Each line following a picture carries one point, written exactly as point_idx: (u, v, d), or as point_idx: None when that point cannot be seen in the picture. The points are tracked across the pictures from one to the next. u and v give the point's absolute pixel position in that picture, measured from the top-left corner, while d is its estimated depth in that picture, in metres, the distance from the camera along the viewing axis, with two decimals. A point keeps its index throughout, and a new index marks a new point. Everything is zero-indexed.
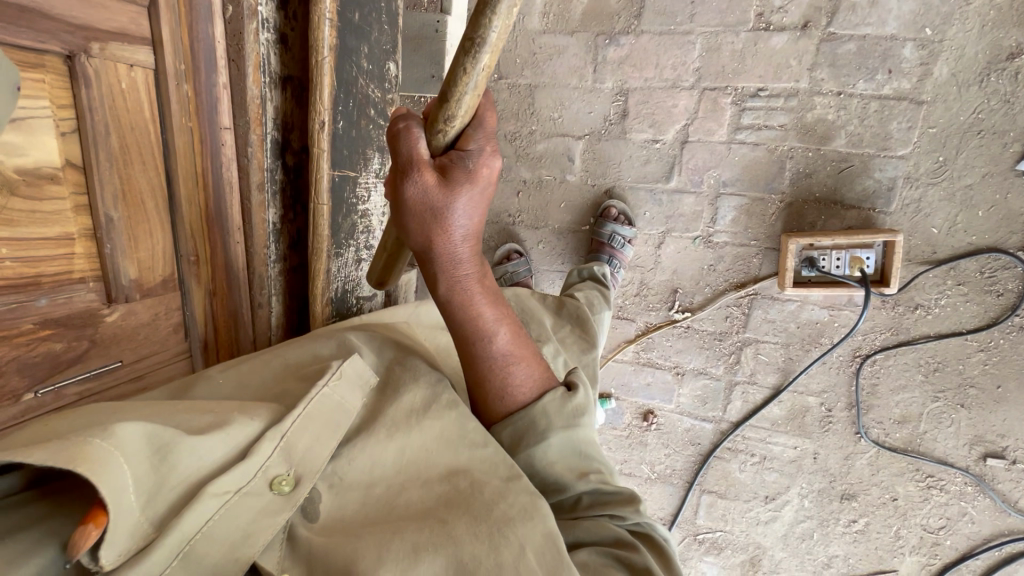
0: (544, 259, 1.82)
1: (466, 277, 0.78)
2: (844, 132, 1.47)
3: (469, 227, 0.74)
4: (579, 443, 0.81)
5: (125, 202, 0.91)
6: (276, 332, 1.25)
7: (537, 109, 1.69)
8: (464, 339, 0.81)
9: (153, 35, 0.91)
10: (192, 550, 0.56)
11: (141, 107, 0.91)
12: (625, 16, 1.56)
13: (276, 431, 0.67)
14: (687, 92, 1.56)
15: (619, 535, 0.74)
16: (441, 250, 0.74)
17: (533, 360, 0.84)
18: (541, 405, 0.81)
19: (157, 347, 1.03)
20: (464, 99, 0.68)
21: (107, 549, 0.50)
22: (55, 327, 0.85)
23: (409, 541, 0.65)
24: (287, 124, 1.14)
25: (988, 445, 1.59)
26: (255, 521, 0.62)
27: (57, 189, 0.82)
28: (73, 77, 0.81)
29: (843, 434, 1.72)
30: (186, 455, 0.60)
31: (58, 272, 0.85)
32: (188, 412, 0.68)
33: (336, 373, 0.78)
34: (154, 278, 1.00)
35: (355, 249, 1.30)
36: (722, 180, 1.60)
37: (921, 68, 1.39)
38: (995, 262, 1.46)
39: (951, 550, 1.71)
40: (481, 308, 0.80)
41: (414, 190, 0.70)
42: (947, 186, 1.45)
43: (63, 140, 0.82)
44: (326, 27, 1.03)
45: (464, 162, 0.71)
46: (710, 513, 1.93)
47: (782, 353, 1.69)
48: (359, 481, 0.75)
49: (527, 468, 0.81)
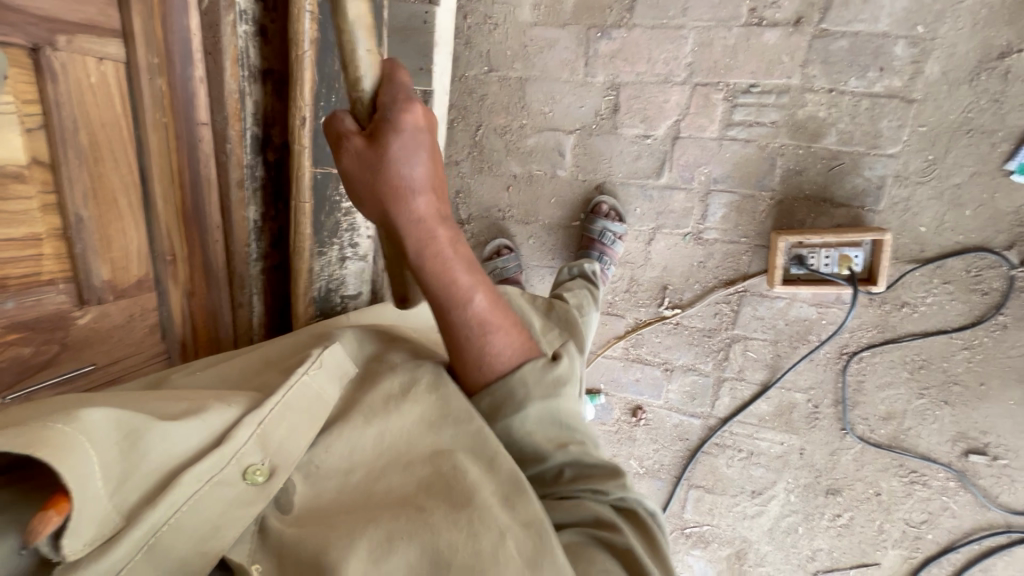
0: (535, 254, 1.81)
1: (433, 238, 0.74)
2: (835, 129, 1.47)
3: (421, 181, 0.72)
4: (558, 412, 0.80)
5: (95, 200, 0.89)
6: (258, 333, 1.23)
7: (527, 103, 1.67)
8: (440, 309, 0.78)
9: (124, 28, 0.88)
10: (160, 540, 0.55)
11: (112, 101, 0.88)
12: (618, 8, 1.54)
13: (253, 419, 0.66)
14: (679, 87, 1.54)
15: (599, 515, 0.73)
16: (400, 209, 0.72)
17: (512, 328, 0.81)
18: (520, 374, 0.79)
19: (134, 349, 1.02)
20: (361, 58, 0.72)
21: (69, 539, 0.48)
22: (24, 331, 0.83)
23: (384, 530, 0.64)
24: (267, 120, 1.11)
25: (970, 442, 1.61)
26: (226, 513, 0.60)
27: (23, 188, 0.79)
28: (39, 71, 0.78)
29: (830, 430, 1.73)
30: (156, 442, 0.58)
31: (26, 274, 0.82)
32: (160, 400, 0.66)
33: (315, 363, 0.78)
34: (128, 279, 0.97)
35: (339, 247, 1.25)
36: (713, 176, 1.59)
37: (913, 66, 1.39)
38: (981, 261, 1.47)
39: (933, 544, 1.74)
40: (454, 272, 0.76)
41: (349, 157, 0.71)
42: (936, 185, 1.45)
43: (28, 138, 0.79)
44: (306, 20, 1.01)
45: (388, 115, 0.70)
46: (698, 508, 1.94)
47: (771, 350, 1.70)
48: (337, 469, 0.74)
49: (505, 438, 0.80)
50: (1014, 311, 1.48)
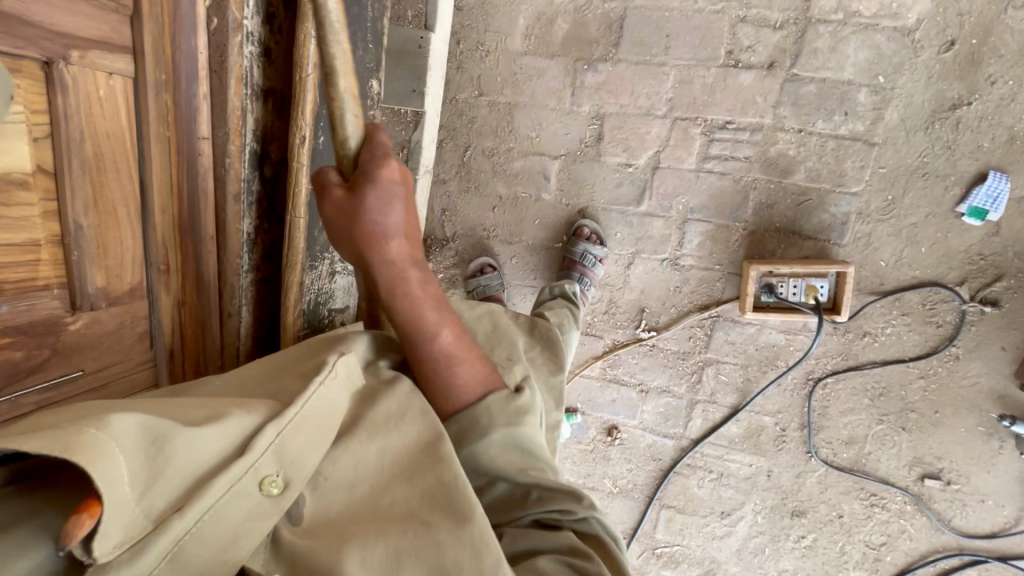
0: (517, 273, 1.85)
1: (404, 278, 0.82)
2: (804, 167, 1.56)
3: (393, 229, 0.79)
4: (519, 439, 0.85)
5: (96, 209, 0.89)
6: (246, 343, 1.20)
7: (516, 128, 1.73)
8: (409, 342, 0.85)
9: (135, 47, 0.90)
10: (182, 549, 0.56)
11: (117, 114, 0.89)
12: (604, 43, 1.61)
13: (274, 426, 0.67)
14: (660, 120, 1.62)
15: (573, 543, 0.77)
16: (376, 255, 0.80)
17: (476, 359, 0.87)
18: (485, 404, 0.85)
19: (121, 356, 1.00)
20: (346, 117, 0.77)
21: (100, 543, 0.50)
22: (17, 335, 0.82)
23: (394, 543, 0.68)
24: (266, 136, 1.12)
25: (926, 466, 1.69)
26: (243, 523, 0.62)
27: (27, 195, 0.80)
28: (50, 83, 0.80)
29: (796, 452, 1.79)
30: (181, 449, 0.60)
31: (22, 279, 0.82)
32: (182, 408, 0.69)
33: (331, 372, 0.79)
34: (121, 285, 0.97)
35: (330, 262, 1.27)
36: (689, 207, 1.66)
37: (875, 112, 1.49)
38: (936, 295, 1.57)
39: (891, 565, 1.81)
40: (423, 311, 0.83)
41: (332, 209, 0.78)
42: (894, 223, 1.55)
43: (35, 146, 0.79)
44: (311, 44, 1.03)
45: (370, 168, 0.77)
46: (670, 528, 1.97)
47: (741, 373, 1.76)
48: (344, 482, 0.76)
49: (471, 463, 0.84)
50: (965, 343, 1.58)
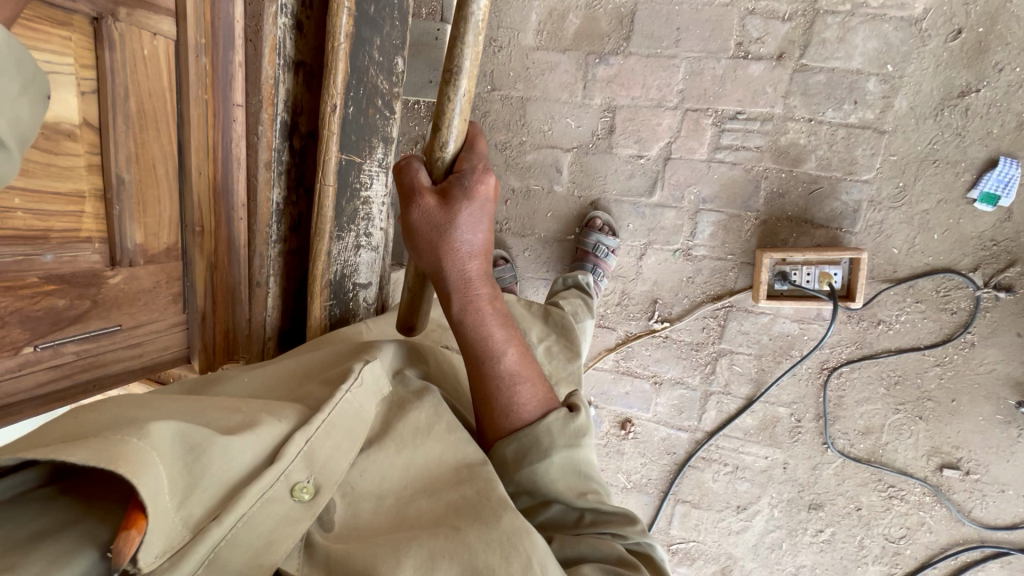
0: (530, 266, 1.86)
1: (479, 297, 0.85)
2: (815, 156, 1.58)
3: (476, 246, 0.82)
4: (579, 463, 0.86)
5: (137, 164, 0.92)
6: (272, 316, 1.23)
7: (528, 121, 1.75)
8: (474, 358, 0.88)
9: (178, 10, 0.93)
10: (218, 555, 0.58)
11: (160, 76, 0.93)
12: (615, 37, 1.64)
13: (304, 433, 0.70)
14: (671, 111, 1.65)
15: (622, 554, 0.78)
16: (452, 263, 0.82)
17: (538, 382, 0.89)
18: (545, 424, 0.85)
19: (157, 315, 1.03)
20: (453, 124, 0.81)
21: (144, 552, 0.51)
22: (59, 284, 0.84)
23: (425, 547, 0.68)
24: (297, 108, 1.14)
25: (944, 456, 1.68)
26: (277, 528, 0.63)
27: (73, 146, 0.82)
28: (98, 38, 0.82)
29: (812, 444, 1.78)
30: (217, 457, 0.61)
31: (66, 229, 0.84)
32: (215, 411, 0.71)
33: (357, 380, 0.82)
34: (159, 244, 1.00)
35: (356, 234, 1.28)
36: (701, 196, 1.68)
37: (884, 100, 1.51)
38: (950, 282, 1.57)
39: (912, 559, 1.78)
40: (491, 328, 0.87)
41: (419, 213, 0.80)
42: (906, 210, 1.56)
43: (83, 100, 0.82)
44: (344, 14, 1.05)
45: (465, 181, 0.80)
46: (685, 523, 1.95)
47: (755, 364, 1.76)
48: (370, 491, 0.78)
49: (529, 484, 0.84)
50: (980, 330, 1.58)
